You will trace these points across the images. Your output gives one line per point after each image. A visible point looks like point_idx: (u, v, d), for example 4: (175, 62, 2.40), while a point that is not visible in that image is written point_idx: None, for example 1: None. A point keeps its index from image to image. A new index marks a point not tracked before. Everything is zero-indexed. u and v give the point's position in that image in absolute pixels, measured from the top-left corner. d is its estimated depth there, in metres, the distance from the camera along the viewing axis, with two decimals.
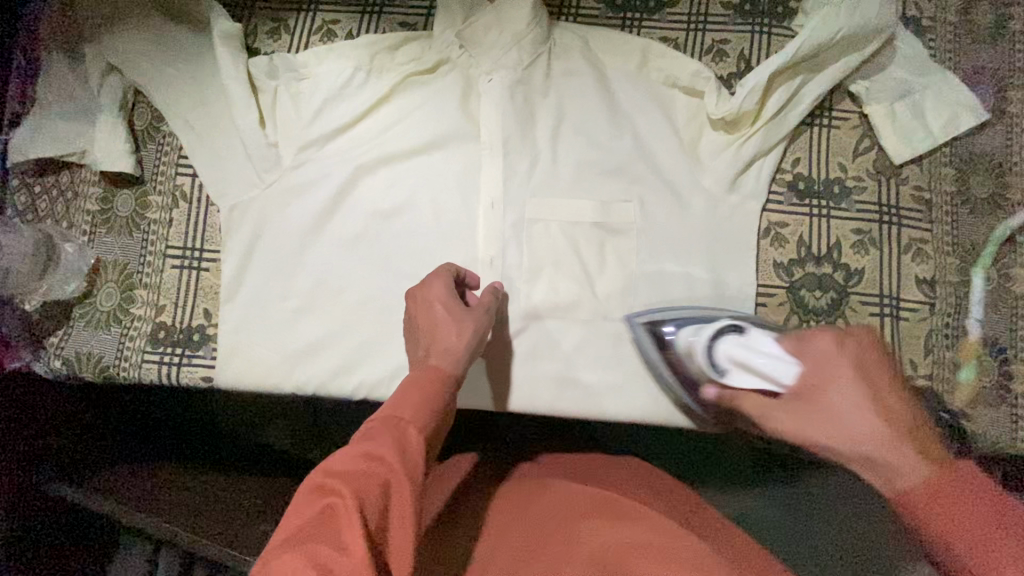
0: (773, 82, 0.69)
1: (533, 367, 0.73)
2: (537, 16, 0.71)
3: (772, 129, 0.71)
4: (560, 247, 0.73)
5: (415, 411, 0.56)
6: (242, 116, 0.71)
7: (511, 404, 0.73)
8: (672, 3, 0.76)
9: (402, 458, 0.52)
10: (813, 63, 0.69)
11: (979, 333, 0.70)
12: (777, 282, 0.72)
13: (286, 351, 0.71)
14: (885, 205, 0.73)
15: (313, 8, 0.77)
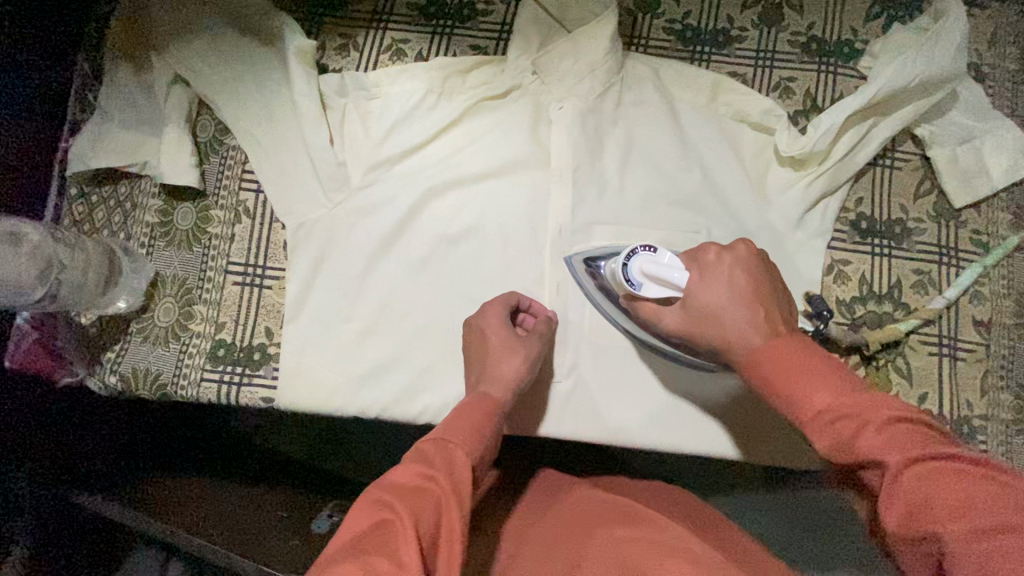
0: (844, 124, 0.71)
1: (606, 398, 0.71)
2: (614, 46, 0.72)
3: (840, 167, 0.72)
4: None
5: (466, 436, 0.55)
6: (313, 134, 0.70)
7: (584, 435, 0.71)
8: (741, 39, 0.77)
9: (453, 477, 0.51)
10: (882, 107, 0.71)
11: None
12: (839, 318, 0.73)
13: (350, 373, 0.70)
14: (944, 246, 0.74)
15: (383, 26, 0.77)
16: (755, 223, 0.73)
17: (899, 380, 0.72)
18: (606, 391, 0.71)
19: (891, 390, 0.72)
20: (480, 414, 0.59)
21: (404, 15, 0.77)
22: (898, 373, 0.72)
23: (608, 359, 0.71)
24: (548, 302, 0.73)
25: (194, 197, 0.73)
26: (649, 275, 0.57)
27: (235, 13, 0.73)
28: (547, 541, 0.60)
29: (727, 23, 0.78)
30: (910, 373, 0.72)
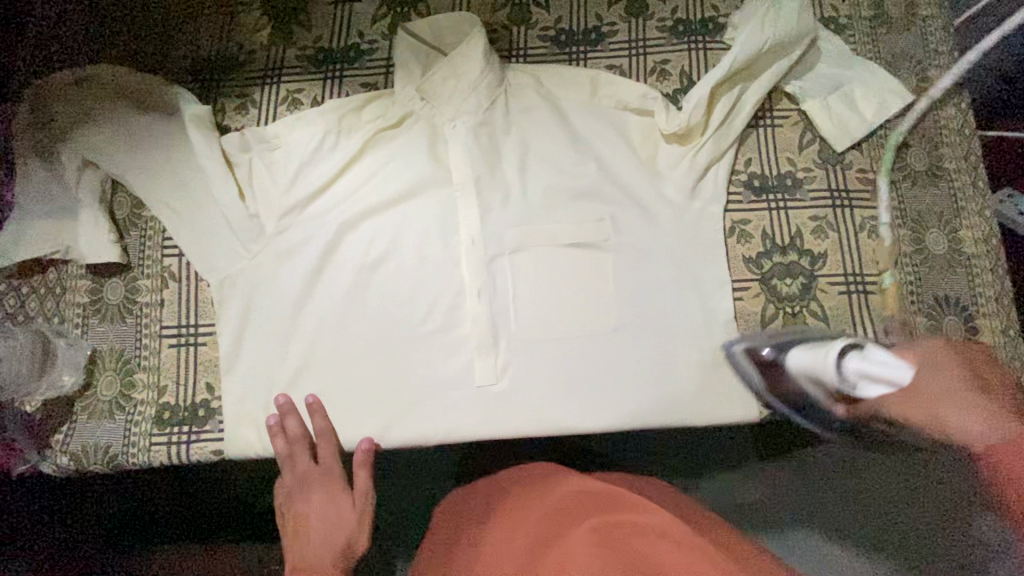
0: (715, 94, 0.75)
1: (543, 390, 0.73)
2: (489, 63, 0.77)
3: (721, 135, 0.76)
4: (543, 271, 0.76)
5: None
6: (221, 192, 0.74)
7: (530, 429, 0.73)
8: (612, 34, 0.82)
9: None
10: (747, 73, 0.75)
11: (938, 295, 0.76)
12: (749, 276, 0.76)
13: (293, 412, 0.72)
14: (835, 190, 0.78)
15: (276, 81, 0.81)
16: (653, 202, 0.77)
17: (817, 323, 0.75)
18: (543, 383, 0.74)
19: (810, 334, 0.75)
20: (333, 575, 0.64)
21: (295, 67, 0.81)
22: (815, 317, 0.75)
23: (536, 355, 0.74)
24: (474, 310, 0.75)
25: (118, 272, 0.76)
26: (867, 376, 0.61)
27: (132, 93, 0.77)
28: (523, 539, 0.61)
29: (597, 22, 0.83)
30: (826, 316, 0.75)
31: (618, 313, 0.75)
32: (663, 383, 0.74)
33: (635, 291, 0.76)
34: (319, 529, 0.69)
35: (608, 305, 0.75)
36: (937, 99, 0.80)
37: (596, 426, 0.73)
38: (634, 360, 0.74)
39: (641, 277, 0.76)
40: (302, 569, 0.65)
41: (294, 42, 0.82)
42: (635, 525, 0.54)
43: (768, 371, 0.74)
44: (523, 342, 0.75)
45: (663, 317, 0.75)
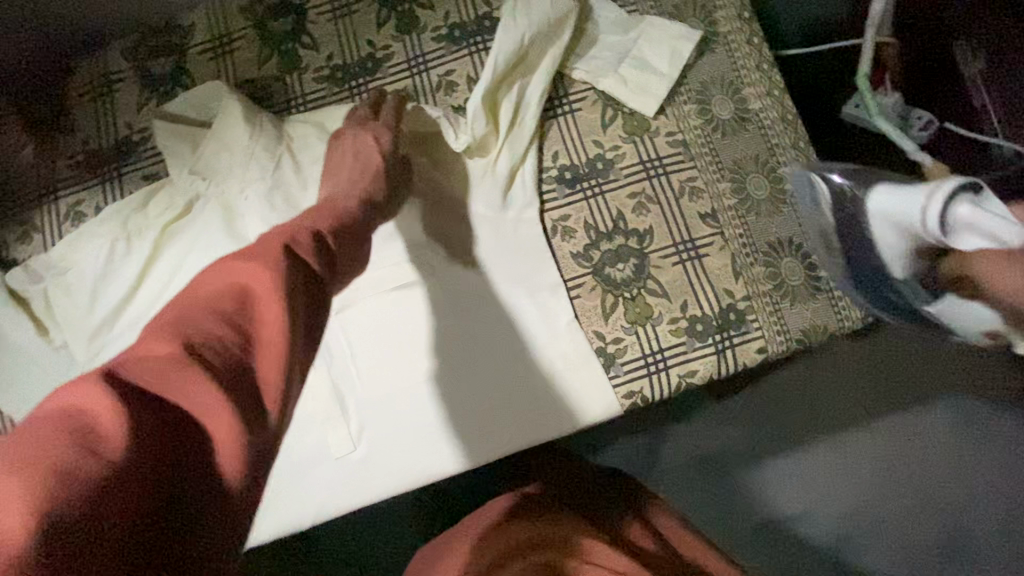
0: (497, 98, 0.72)
1: (402, 443, 0.72)
2: (259, 126, 0.73)
3: (515, 139, 0.74)
4: (376, 322, 0.73)
5: (302, 220, 0.44)
6: (21, 335, 0.71)
7: (398, 486, 0.71)
8: (388, 57, 0.78)
9: (285, 272, 0.36)
10: (523, 68, 0.73)
11: (770, 240, 0.74)
12: (581, 271, 0.74)
13: None
14: (647, 160, 0.76)
15: (53, 198, 0.76)
16: (470, 222, 0.75)
17: (658, 300, 0.73)
18: (399, 437, 0.72)
19: (653, 313, 0.73)
20: (333, 215, 0.48)
21: (69, 177, 0.77)
22: (654, 294, 0.73)
23: (389, 410, 0.72)
24: (315, 381, 0.72)
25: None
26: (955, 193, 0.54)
27: None
28: None
29: (370, 47, 0.78)
30: (665, 291, 0.73)
31: (460, 345, 0.73)
32: (524, 404, 0.73)
33: (472, 318, 0.74)
34: (345, 154, 0.65)
35: (448, 338, 0.73)
36: (730, 40, 0.78)
37: (468, 465, 0.72)
38: (487, 388, 0.73)
39: (475, 303, 0.74)
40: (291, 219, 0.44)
41: (63, 152, 0.77)
42: None
43: (621, 362, 0.72)
44: (374, 401, 0.72)
45: (507, 335, 0.74)
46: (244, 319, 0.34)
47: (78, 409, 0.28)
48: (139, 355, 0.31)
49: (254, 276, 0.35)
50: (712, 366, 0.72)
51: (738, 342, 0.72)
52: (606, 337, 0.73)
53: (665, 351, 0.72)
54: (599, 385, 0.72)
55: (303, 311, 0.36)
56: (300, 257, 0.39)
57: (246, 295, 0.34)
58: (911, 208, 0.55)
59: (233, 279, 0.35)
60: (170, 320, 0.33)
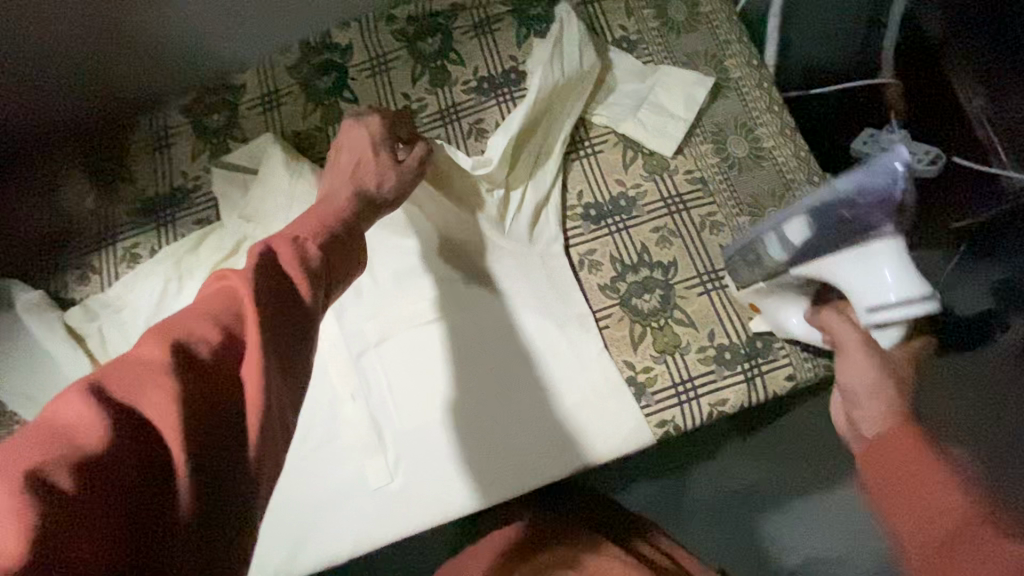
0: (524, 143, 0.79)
1: (442, 472, 0.72)
2: (304, 173, 0.78)
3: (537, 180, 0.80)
4: (414, 351, 0.76)
5: (300, 232, 0.50)
6: (74, 370, 0.75)
7: (438, 516, 0.71)
8: (422, 109, 0.84)
9: (270, 282, 0.42)
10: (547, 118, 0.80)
11: None
12: (608, 302, 0.77)
13: None
14: (669, 196, 0.80)
15: (111, 242, 0.82)
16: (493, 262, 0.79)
17: (685, 330, 0.75)
18: (440, 466, 0.72)
19: (681, 342, 0.75)
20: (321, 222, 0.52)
21: (127, 223, 0.82)
22: (681, 324, 0.75)
23: (413, 447, 0.73)
24: (354, 413, 0.75)
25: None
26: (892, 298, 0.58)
27: None
28: None
29: (406, 100, 0.85)
30: (692, 321, 0.76)
31: (496, 373, 0.75)
32: (547, 439, 0.73)
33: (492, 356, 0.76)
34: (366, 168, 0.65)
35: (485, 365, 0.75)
36: (741, 85, 0.83)
37: (490, 501, 0.71)
38: (524, 413, 0.74)
39: (495, 341, 0.76)
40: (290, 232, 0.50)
41: (122, 200, 0.83)
42: None
43: (651, 391, 0.74)
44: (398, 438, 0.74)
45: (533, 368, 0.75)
46: (231, 317, 0.40)
47: (80, 413, 0.34)
48: (152, 352, 0.38)
49: (239, 286, 0.41)
50: (742, 395, 0.73)
51: (766, 370, 0.74)
52: (636, 366, 0.75)
53: (695, 380, 0.74)
54: (626, 415, 0.73)
55: (276, 301, 0.42)
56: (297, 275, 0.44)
57: (233, 301, 0.41)
58: (871, 290, 0.59)
59: (219, 289, 0.42)
60: (164, 326, 0.40)
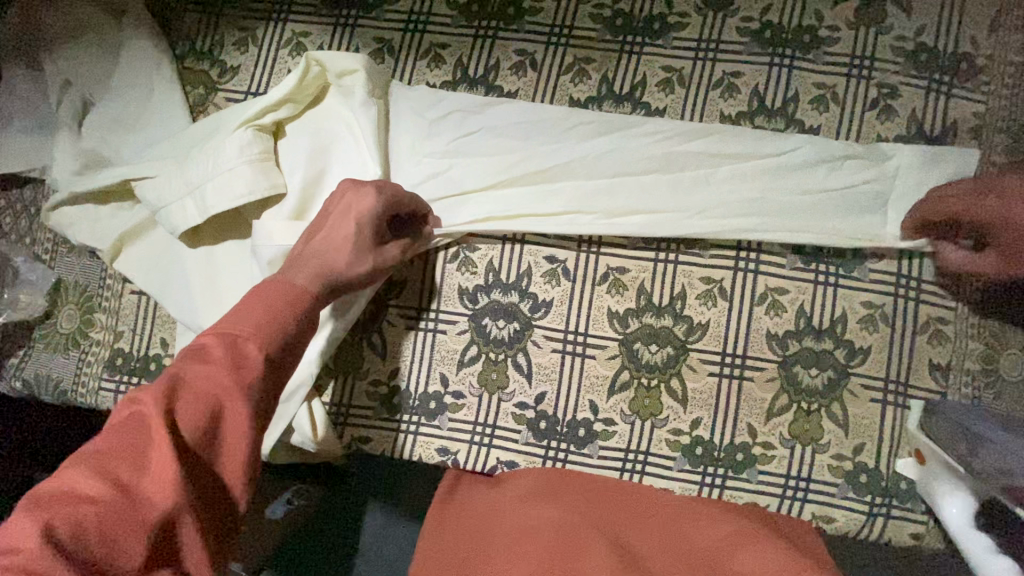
0: None
1: (444, 183, 0.66)
2: (711, 38, 0.67)
3: (967, 39, 0.65)
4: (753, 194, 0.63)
5: (257, 324, 0.45)
6: (191, 136, 0.68)
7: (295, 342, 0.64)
8: (680, 27, 0.67)
9: (242, 379, 0.42)
10: (811, 118, 0.65)
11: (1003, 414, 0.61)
12: (768, 355, 0.64)
13: None
14: (905, 276, 0.63)
15: (282, 19, 0.72)
16: (662, 255, 0.66)
17: (832, 428, 0.63)
18: None
19: (822, 438, 0.63)
20: (253, 298, 0.47)
21: (306, 5, 0.72)
22: (834, 421, 0.63)
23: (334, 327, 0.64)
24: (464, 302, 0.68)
25: (51, 209, 0.68)
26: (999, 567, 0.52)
27: (125, 10, 0.71)
28: (469, 526, 0.59)
29: (665, 9, 0.68)
30: (845, 423, 0.63)
31: (670, 155, 0.64)
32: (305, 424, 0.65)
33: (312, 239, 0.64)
34: (310, 238, 0.57)
35: (738, 224, 0.63)
36: None
37: None
38: None
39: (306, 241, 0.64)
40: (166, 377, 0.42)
41: None
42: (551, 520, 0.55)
43: (759, 468, 0.64)
44: None
45: (646, 380, 0.65)
46: (133, 463, 0.38)
47: (45, 526, 0.34)
48: (49, 507, 0.35)
49: (218, 377, 0.42)
50: (854, 524, 0.63)
51: (896, 515, 0.62)
52: (758, 435, 0.64)
53: (811, 482, 0.63)
54: (721, 475, 0.64)
55: (256, 359, 0.43)
56: (234, 327, 0.45)
57: (143, 433, 0.39)
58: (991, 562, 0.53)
59: (121, 425, 0.39)
60: (56, 496, 0.36)
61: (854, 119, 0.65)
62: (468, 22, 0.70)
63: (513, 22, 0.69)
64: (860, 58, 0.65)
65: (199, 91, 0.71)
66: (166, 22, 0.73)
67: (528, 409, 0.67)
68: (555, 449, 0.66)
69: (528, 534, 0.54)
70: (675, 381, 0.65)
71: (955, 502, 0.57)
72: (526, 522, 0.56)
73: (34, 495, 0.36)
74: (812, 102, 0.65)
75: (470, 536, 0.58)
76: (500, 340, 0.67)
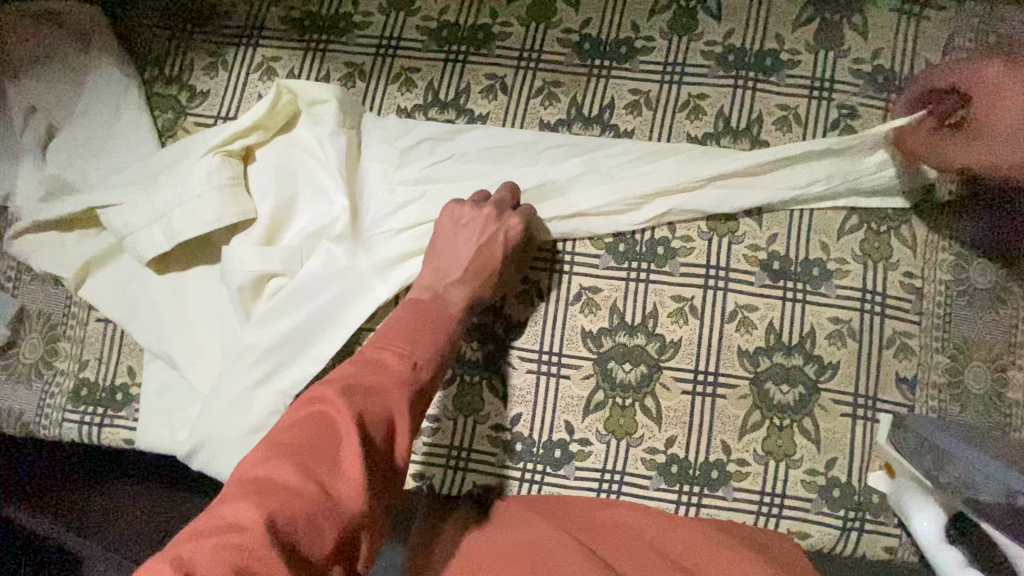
0: (903, 241, 0.65)
1: (417, 210, 0.65)
2: (677, 62, 0.68)
3: (920, 61, 0.67)
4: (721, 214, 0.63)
5: (420, 344, 0.49)
6: (158, 161, 0.67)
7: (267, 369, 0.63)
8: (646, 51, 0.69)
9: (410, 394, 0.46)
10: (774, 139, 0.66)
11: (967, 425, 0.62)
12: (740, 372, 0.65)
13: (290, 316, 0.63)
14: (871, 290, 0.64)
15: (252, 43, 0.72)
16: (634, 274, 0.66)
17: (804, 444, 0.64)
18: (282, 340, 0.63)
19: (794, 454, 0.64)
20: (420, 318, 0.51)
21: (277, 30, 0.72)
22: (806, 436, 0.64)
23: (307, 354, 0.63)
24: None
25: (13, 237, 0.66)
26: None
27: (91, 35, 0.71)
28: (465, 548, 0.56)
29: (632, 33, 0.69)
30: (817, 438, 0.64)
31: (642, 176, 0.64)
32: None
33: (285, 264, 0.64)
34: (442, 258, 0.60)
35: None
36: None
37: (273, 365, 0.63)
38: (261, 341, 0.63)
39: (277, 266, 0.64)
40: (341, 377, 0.46)
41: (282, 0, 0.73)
42: (535, 538, 0.55)
43: (734, 485, 0.64)
44: (303, 296, 0.63)
45: (620, 399, 0.66)
46: (329, 461, 0.41)
47: (267, 516, 0.36)
48: (263, 497, 0.38)
49: (391, 390, 0.45)
50: (828, 539, 0.63)
51: (868, 529, 0.63)
52: (732, 452, 0.64)
53: (786, 498, 0.63)
54: (696, 494, 0.64)
55: (429, 381, 0.48)
56: (405, 346, 0.49)
57: (332, 435, 0.42)
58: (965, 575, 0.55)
59: (312, 422, 0.43)
60: (265, 486, 0.38)
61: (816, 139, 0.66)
62: (439, 46, 0.70)
63: (483, 46, 0.70)
64: (820, 80, 0.67)
65: (168, 115, 0.71)
66: (134, 47, 0.73)
67: (503, 431, 0.66)
68: (530, 471, 0.66)
69: (518, 552, 0.53)
70: (649, 401, 0.65)
71: (926, 517, 0.58)
72: (513, 543, 0.55)
73: (237, 485, 0.39)
74: (775, 123, 0.67)
75: (462, 563, 0.54)
76: (474, 362, 0.67)
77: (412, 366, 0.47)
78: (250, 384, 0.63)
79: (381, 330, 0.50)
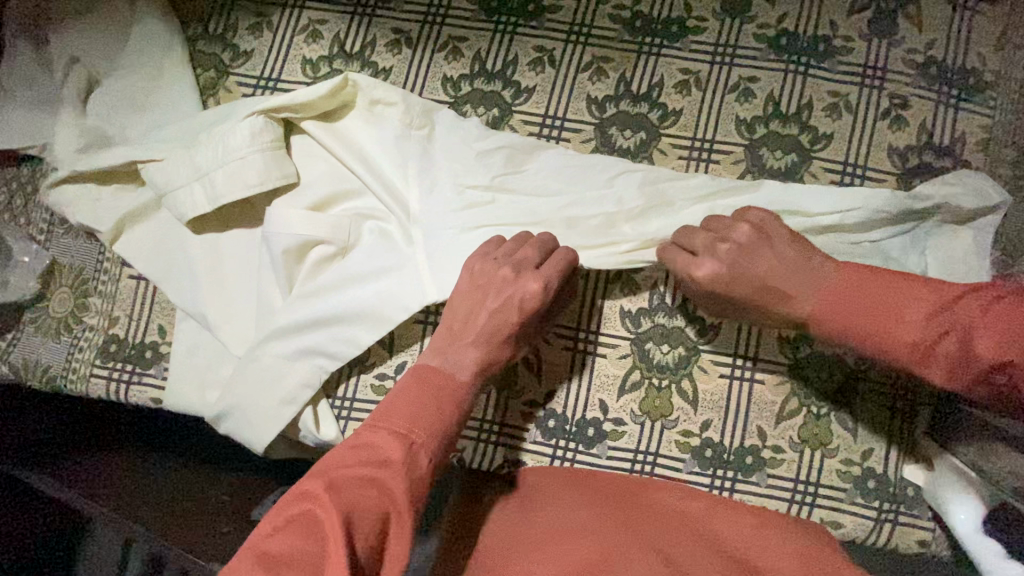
0: None
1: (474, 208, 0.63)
2: (728, 43, 0.68)
3: (973, 54, 0.66)
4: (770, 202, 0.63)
5: (420, 423, 0.47)
6: (200, 119, 0.66)
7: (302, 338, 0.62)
8: (697, 30, 0.68)
9: (411, 484, 0.44)
10: (824, 125, 0.66)
11: None
12: (779, 358, 0.64)
13: (331, 290, 0.62)
14: None
15: (299, 5, 0.71)
16: None
17: (841, 433, 0.63)
18: (318, 313, 0.62)
19: (831, 443, 0.63)
20: (421, 393, 0.50)
21: None
22: (843, 425, 0.63)
23: (343, 335, 0.62)
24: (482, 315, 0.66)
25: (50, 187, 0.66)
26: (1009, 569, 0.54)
27: None
28: (504, 539, 0.53)
29: (684, 12, 0.68)
30: (855, 428, 0.63)
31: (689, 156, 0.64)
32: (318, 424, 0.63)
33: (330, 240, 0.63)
34: (459, 318, 0.58)
35: None
36: None
37: (307, 337, 0.62)
38: (299, 311, 0.62)
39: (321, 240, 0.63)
40: (333, 465, 0.43)
41: None
42: (580, 522, 0.52)
43: (769, 472, 0.63)
44: (345, 271, 0.63)
45: (657, 380, 0.65)
46: None
47: None
48: None
49: (386, 482, 0.43)
50: (862, 530, 0.62)
51: (902, 521, 0.62)
52: (767, 438, 0.64)
53: (820, 487, 0.63)
54: (730, 478, 0.64)
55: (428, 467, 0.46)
56: (405, 427, 0.47)
57: (317, 540, 0.38)
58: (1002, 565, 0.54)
59: (293, 527, 0.39)
60: None
61: (866, 127, 0.66)
62: (487, 17, 0.70)
63: (533, 18, 0.69)
64: (872, 68, 0.66)
65: (210, 74, 0.70)
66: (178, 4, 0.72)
67: (536, 408, 0.66)
68: (563, 449, 0.65)
69: (565, 537, 0.50)
70: (685, 383, 0.65)
71: (965, 508, 0.57)
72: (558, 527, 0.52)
73: None
74: (825, 109, 0.66)
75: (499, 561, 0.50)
76: None
77: (413, 455, 0.45)
78: (285, 352, 0.62)
79: (381, 410, 0.49)
